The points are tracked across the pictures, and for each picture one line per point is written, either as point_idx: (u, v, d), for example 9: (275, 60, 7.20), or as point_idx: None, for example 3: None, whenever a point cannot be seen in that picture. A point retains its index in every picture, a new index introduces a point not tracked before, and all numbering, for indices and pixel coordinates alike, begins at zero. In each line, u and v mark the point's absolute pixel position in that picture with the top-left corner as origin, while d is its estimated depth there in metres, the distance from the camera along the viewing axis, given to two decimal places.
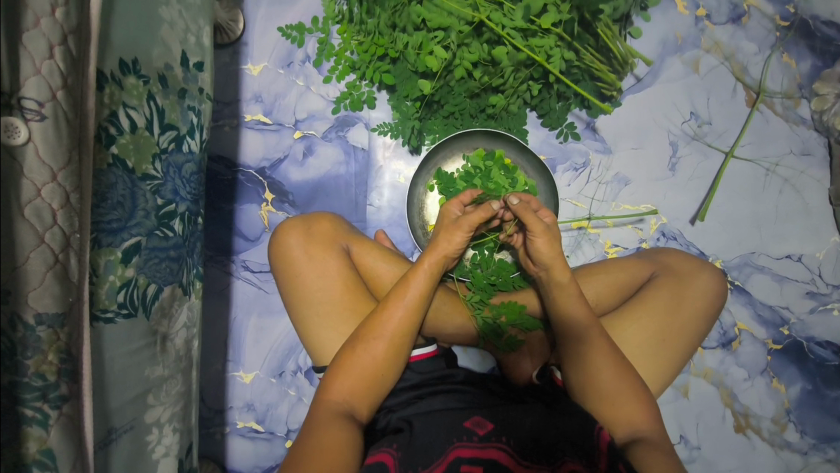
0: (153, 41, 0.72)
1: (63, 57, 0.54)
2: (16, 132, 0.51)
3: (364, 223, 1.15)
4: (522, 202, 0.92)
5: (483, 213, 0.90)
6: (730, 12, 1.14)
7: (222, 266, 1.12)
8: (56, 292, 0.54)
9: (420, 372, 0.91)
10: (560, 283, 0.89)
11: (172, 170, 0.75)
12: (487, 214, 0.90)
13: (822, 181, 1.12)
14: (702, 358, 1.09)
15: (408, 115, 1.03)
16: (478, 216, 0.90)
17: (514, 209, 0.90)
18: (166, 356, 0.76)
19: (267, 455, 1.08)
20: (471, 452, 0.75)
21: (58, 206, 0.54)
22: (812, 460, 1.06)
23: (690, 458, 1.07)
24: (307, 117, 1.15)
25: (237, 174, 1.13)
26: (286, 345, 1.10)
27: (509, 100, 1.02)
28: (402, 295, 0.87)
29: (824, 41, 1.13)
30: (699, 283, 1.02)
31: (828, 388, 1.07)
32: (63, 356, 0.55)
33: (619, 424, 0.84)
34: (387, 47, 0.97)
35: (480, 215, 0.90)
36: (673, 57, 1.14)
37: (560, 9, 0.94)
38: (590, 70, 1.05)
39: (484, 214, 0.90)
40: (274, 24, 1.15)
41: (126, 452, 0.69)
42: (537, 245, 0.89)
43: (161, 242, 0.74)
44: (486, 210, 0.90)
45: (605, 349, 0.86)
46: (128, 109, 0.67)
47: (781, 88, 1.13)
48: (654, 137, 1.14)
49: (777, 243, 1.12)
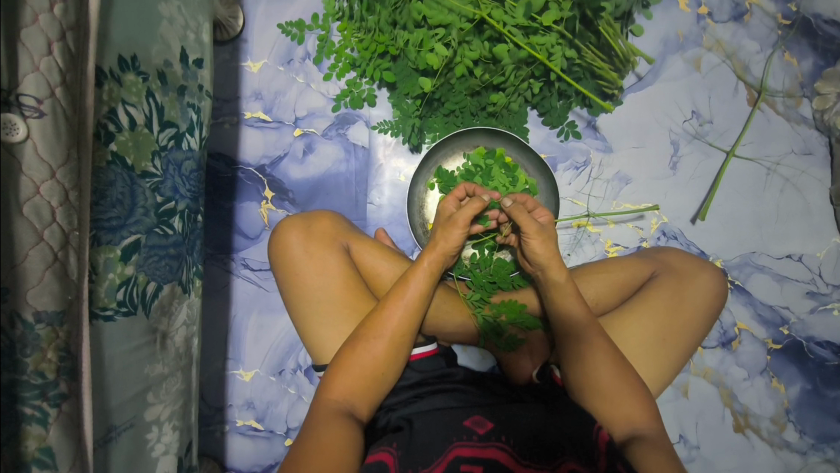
0: (152, 37, 0.72)
1: (61, 54, 0.54)
2: (15, 129, 0.51)
3: (364, 222, 1.14)
4: (516, 203, 0.93)
5: (475, 206, 0.89)
6: (732, 10, 1.14)
7: (222, 264, 1.12)
8: (55, 289, 0.54)
9: (420, 371, 0.91)
10: (557, 283, 0.89)
11: (172, 167, 0.75)
12: (481, 209, 0.90)
13: (823, 181, 1.12)
14: (701, 357, 1.09)
15: (408, 114, 1.03)
16: (472, 211, 0.89)
17: (508, 210, 0.91)
18: (166, 354, 0.76)
19: (267, 453, 1.08)
20: (470, 451, 0.75)
21: (57, 204, 0.54)
22: (811, 459, 1.06)
23: (689, 457, 1.07)
24: (307, 115, 1.14)
25: (237, 172, 1.13)
26: (286, 343, 1.10)
27: (510, 98, 1.02)
28: (402, 293, 0.86)
29: (826, 40, 1.13)
30: (700, 283, 1.02)
31: (828, 388, 1.07)
32: (63, 354, 0.55)
33: (617, 422, 0.83)
34: (388, 44, 0.97)
35: (473, 208, 0.89)
36: (675, 55, 1.13)
37: (562, 7, 0.93)
38: (591, 68, 1.05)
39: (478, 206, 0.89)
40: (274, 21, 1.15)
41: (125, 450, 0.69)
42: (532, 246, 0.90)
43: (161, 240, 0.73)
44: (478, 205, 0.89)
45: (605, 348, 0.86)
46: (127, 106, 0.67)
47: (782, 87, 1.13)
48: (655, 136, 1.14)
49: (777, 243, 1.12)
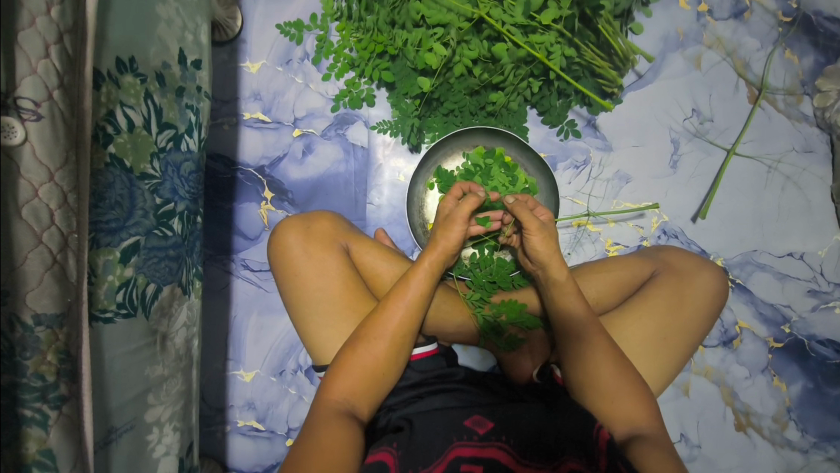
0: (150, 39, 0.72)
1: (59, 56, 0.54)
2: (12, 132, 0.51)
3: (364, 222, 1.14)
4: (518, 201, 0.93)
5: (472, 201, 0.90)
6: (732, 7, 1.13)
7: (222, 264, 1.12)
8: (54, 292, 0.54)
9: (421, 371, 0.91)
10: (558, 281, 0.89)
11: (170, 169, 0.75)
12: (477, 202, 0.90)
13: (824, 178, 1.11)
14: (702, 356, 1.09)
15: (408, 113, 1.03)
16: (470, 205, 0.90)
17: (511, 209, 0.91)
18: (165, 356, 0.76)
19: (268, 454, 1.08)
20: (471, 451, 0.75)
21: (56, 206, 0.54)
22: (812, 458, 1.06)
23: (690, 456, 1.07)
24: (306, 115, 1.14)
25: (236, 172, 1.13)
26: (286, 344, 1.10)
27: (509, 98, 1.02)
28: (403, 294, 0.86)
29: (827, 37, 1.12)
30: (700, 282, 1.02)
31: (829, 386, 1.07)
32: (63, 356, 0.55)
33: (618, 422, 0.83)
34: (387, 44, 0.96)
35: (471, 203, 0.89)
36: (675, 53, 1.13)
37: (561, 5, 0.92)
38: (590, 67, 1.04)
39: (475, 198, 0.90)
40: (273, 21, 1.15)
41: (125, 452, 0.69)
42: (533, 243, 0.89)
43: (160, 241, 0.73)
44: (475, 199, 0.90)
45: (605, 347, 0.86)
46: (125, 108, 0.67)
47: (784, 84, 1.12)
48: (655, 134, 1.13)
49: (778, 241, 1.11)
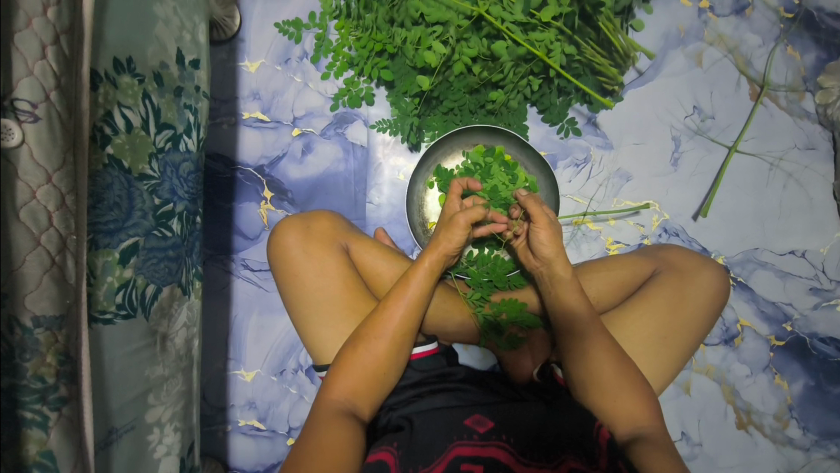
0: (147, 39, 0.71)
1: (55, 57, 0.53)
2: (10, 133, 0.50)
3: (364, 221, 1.14)
4: (530, 193, 0.93)
5: (479, 211, 0.89)
6: (733, 4, 1.13)
7: (222, 264, 1.12)
8: (53, 294, 0.54)
9: (420, 370, 0.90)
10: (560, 278, 0.89)
11: (169, 169, 0.75)
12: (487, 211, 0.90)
13: (826, 176, 1.11)
14: (704, 355, 1.09)
15: (407, 112, 1.02)
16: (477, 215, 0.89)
17: (522, 201, 0.91)
18: (166, 355, 0.76)
19: (269, 453, 1.09)
20: (470, 450, 0.75)
21: (53, 208, 0.53)
22: (814, 456, 1.06)
23: (691, 454, 1.07)
24: (306, 114, 1.14)
25: (236, 172, 1.13)
26: (287, 343, 1.10)
27: (509, 96, 1.01)
28: (402, 293, 0.86)
29: (829, 33, 1.11)
30: (701, 280, 1.01)
31: (831, 384, 1.07)
32: (62, 358, 0.55)
33: (619, 421, 0.83)
34: (385, 42, 0.95)
35: (478, 212, 0.89)
36: (676, 50, 1.12)
37: (561, 2, 0.92)
38: (590, 64, 1.03)
39: (482, 211, 0.90)
40: (272, 20, 1.14)
41: (126, 452, 0.69)
42: (540, 239, 0.88)
43: (159, 242, 0.73)
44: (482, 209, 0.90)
45: (606, 346, 0.86)
46: (123, 109, 0.67)
47: (785, 81, 1.11)
48: (656, 131, 1.13)
49: (780, 239, 1.11)
